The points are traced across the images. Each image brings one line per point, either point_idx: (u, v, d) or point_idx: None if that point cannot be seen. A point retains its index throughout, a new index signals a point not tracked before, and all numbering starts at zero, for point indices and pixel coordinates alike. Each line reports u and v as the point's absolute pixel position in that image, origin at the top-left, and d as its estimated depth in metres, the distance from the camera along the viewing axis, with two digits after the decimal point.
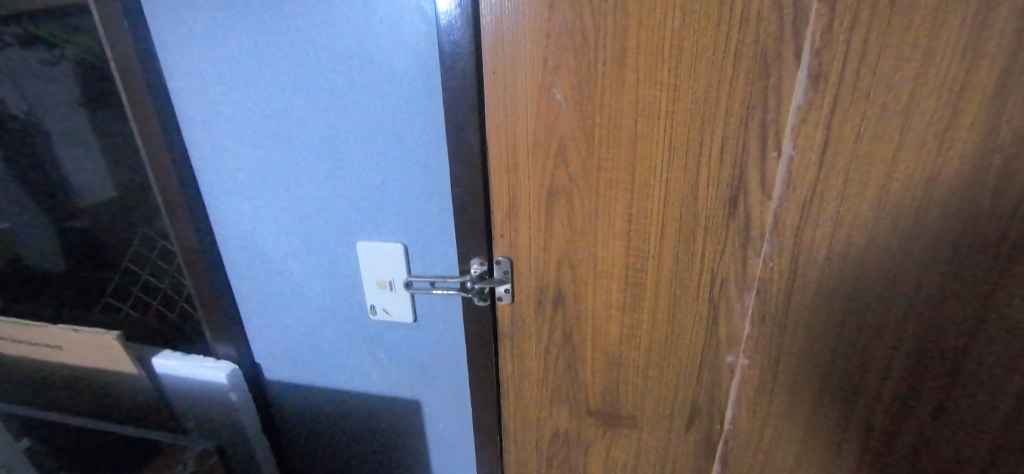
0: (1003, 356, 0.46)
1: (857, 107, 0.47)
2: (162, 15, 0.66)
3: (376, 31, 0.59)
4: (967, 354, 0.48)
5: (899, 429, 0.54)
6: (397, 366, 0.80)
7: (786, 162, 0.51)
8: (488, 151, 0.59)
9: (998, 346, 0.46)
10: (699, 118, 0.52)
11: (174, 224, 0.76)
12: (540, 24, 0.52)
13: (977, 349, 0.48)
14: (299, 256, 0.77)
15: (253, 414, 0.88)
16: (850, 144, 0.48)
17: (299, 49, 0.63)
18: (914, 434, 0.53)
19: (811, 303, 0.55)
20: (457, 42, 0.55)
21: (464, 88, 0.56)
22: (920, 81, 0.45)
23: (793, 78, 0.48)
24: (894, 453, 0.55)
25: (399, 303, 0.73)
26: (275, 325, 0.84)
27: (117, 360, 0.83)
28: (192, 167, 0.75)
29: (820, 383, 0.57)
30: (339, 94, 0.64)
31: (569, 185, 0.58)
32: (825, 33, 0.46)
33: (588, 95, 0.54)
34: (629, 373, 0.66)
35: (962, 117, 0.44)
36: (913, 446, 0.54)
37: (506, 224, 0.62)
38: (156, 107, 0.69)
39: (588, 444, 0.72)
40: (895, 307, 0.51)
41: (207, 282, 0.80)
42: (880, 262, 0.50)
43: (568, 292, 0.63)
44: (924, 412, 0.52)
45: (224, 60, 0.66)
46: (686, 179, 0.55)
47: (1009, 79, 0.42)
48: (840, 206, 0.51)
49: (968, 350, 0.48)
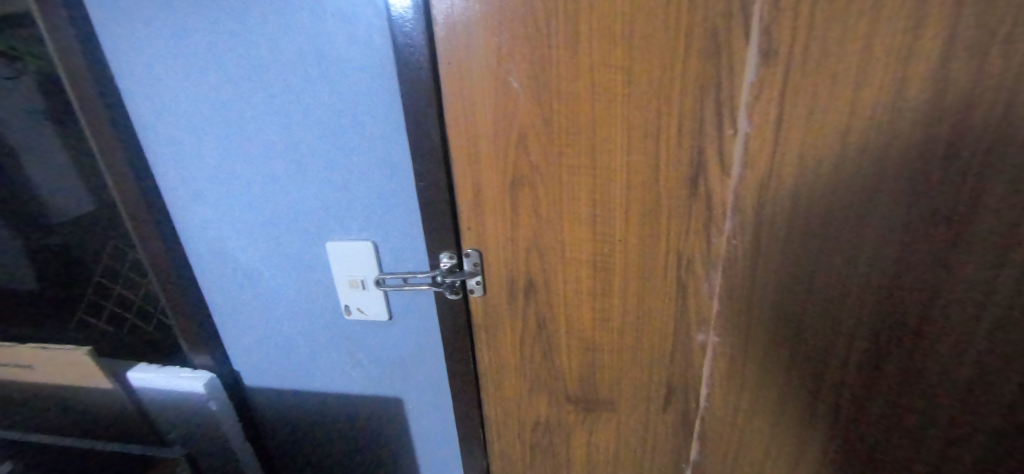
0: (959, 310, 0.48)
1: (808, 82, 0.48)
2: (108, 20, 0.64)
3: (329, 28, 0.58)
4: (927, 315, 0.50)
5: (868, 394, 0.55)
6: (376, 364, 0.80)
7: (742, 139, 0.52)
8: (449, 143, 0.58)
9: (952, 300, 0.48)
10: (655, 102, 0.52)
11: (141, 234, 0.74)
12: (491, 12, 0.51)
13: (936, 307, 0.49)
14: (268, 259, 0.75)
15: (235, 421, 0.87)
16: (803, 117, 0.49)
17: (254, 48, 0.61)
18: (883, 398, 0.55)
19: (776, 277, 0.56)
20: (410, 34, 0.54)
21: (419, 82, 0.55)
22: (865, 54, 0.46)
23: (743, 56, 0.49)
24: (865, 416, 0.57)
25: (373, 302, 0.73)
26: (248, 331, 0.83)
27: (91, 377, 0.82)
28: (150, 176, 0.73)
29: (791, 355, 0.58)
30: (297, 95, 0.63)
31: (534, 174, 0.58)
32: (772, 10, 0.46)
33: (545, 83, 0.53)
34: (604, 357, 0.66)
35: (907, 87, 0.45)
36: (883, 409, 0.55)
37: (472, 216, 0.62)
38: (105, 115, 0.67)
39: (568, 430, 0.73)
40: (856, 275, 0.52)
41: (176, 292, 0.79)
42: (838, 234, 0.52)
43: (539, 281, 0.63)
44: (892, 374, 0.54)
45: (177, 65, 0.64)
46: (647, 162, 0.55)
47: (950, 49, 0.43)
48: (797, 180, 0.51)
49: (928, 310, 0.50)
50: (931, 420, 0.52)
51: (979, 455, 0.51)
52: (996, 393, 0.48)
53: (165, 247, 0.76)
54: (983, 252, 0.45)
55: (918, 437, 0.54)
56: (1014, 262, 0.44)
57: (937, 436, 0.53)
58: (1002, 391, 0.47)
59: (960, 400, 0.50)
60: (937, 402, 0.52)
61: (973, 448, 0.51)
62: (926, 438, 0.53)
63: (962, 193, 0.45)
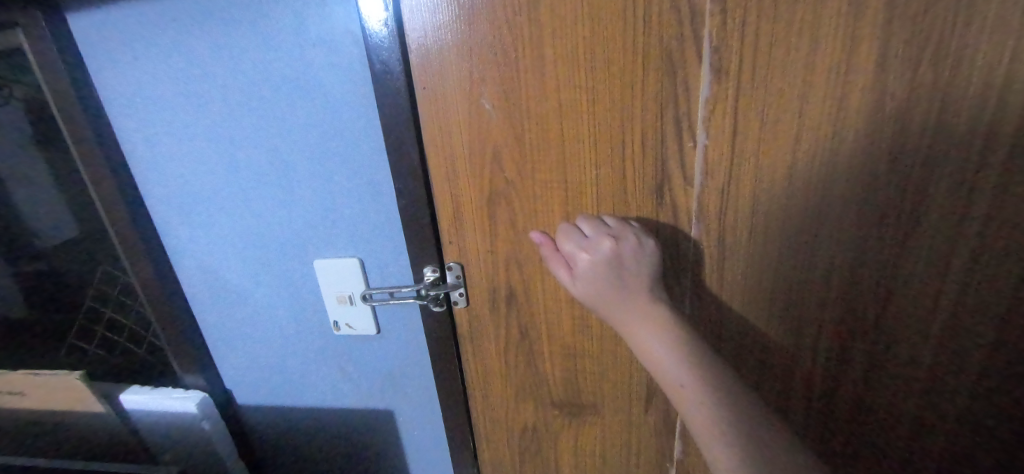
0: (915, 293, 0.53)
1: (758, 96, 0.52)
2: (98, 53, 0.67)
3: (311, 56, 0.61)
4: (886, 303, 0.54)
5: (838, 381, 0.59)
6: (365, 378, 0.82)
7: (701, 150, 0.55)
8: (428, 163, 0.61)
9: (907, 287, 0.53)
10: (619, 117, 0.55)
11: (130, 259, 0.76)
12: (464, 39, 0.55)
13: (894, 295, 0.54)
14: (257, 278, 0.78)
15: (228, 440, 0.88)
16: (756, 129, 0.53)
17: (241, 77, 0.64)
18: (851, 384, 0.58)
19: (742, 278, 0.59)
20: (387, 61, 0.56)
21: (397, 105, 0.58)
22: (808, 69, 0.49)
23: (698, 73, 0.52)
24: (835, 402, 0.60)
25: (360, 317, 0.75)
26: (240, 350, 0.85)
27: (82, 400, 0.85)
28: (140, 201, 0.75)
29: (761, 351, 0.61)
30: (282, 119, 0.65)
31: (510, 189, 0.60)
32: (721, 31, 0.50)
33: (516, 103, 0.56)
34: (585, 361, 0.69)
35: (848, 99, 0.49)
36: (853, 394, 0.59)
37: (453, 231, 0.64)
38: (96, 143, 0.69)
39: (555, 434, 0.75)
40: (817, 273, 0.56)
41: (166, 314, 0.80)
42: (796, 235, 0.55)
43: (519, 291, 0.66)
44: (858, 361, 0.57)
45: (167, 94, 0.67)
46: (614, 174, 0.58)
47: (884, 64, 0.47)
48: (755, 186, 0.55)
49: (886, 299, 0.54)
50: (895, 396, 0.57)
51: (936, 419, 0.56)
52: (947, 367, 0.54)
53: (156, 269, 0.78)
54: (931, 243, 0.51)
55: (886, 414, 0.58)
56: (960, 248, 0.50)
57: (902, 410, 0.57)
58: (952, 359, 0.53)
59: (921, 373, 0.55)
60: (900, 380, 0.56)
61: (933, 419, 0.57)
62: (892, 413, 0.58)
63: (907, 193, 0.50)
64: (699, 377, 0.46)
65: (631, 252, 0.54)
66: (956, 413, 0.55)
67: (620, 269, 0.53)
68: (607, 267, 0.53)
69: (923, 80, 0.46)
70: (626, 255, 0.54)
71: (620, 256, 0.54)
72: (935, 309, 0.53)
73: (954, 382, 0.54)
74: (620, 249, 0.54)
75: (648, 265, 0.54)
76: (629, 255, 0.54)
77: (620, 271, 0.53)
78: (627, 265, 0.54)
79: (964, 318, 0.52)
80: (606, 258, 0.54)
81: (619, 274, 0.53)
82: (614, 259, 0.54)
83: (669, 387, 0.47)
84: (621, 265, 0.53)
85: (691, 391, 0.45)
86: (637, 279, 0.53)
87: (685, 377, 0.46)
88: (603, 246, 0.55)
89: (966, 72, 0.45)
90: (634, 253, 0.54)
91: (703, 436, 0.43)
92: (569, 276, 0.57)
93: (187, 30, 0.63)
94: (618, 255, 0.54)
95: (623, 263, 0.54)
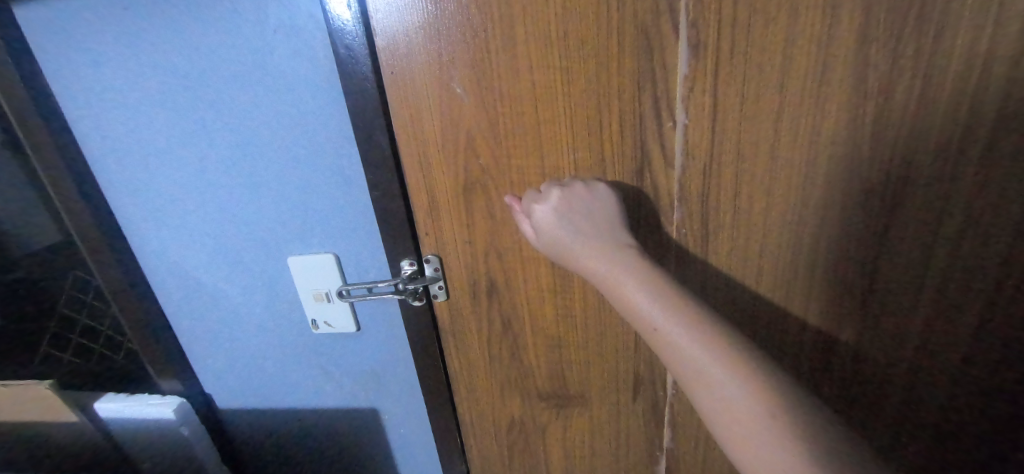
0: (904, 266, 0.51)
1: (737, 73, 0.50)
2: (46, 45, 0.62)
3: (272, 42, 0.58)
4: (874, 279, 0.53)
5: (829, 357, 0.58)
6: (348, 376, 0.80)
7: (682, 130, 0.53)
8: (400, 152, 0.59)
9: (897, 261, 0.52)
10: (596, 99, 0.53)
11: (96, 262, 0.72)
12: (430, 20, 0.52)
13: (882, 271, 0.52)
14: (230, 277, 0.75)
15: (209, 445, 0.87)
16: (737, 106, 0.51)
17: (200, 67, 0.61)
18: (841, 360, 0.58)
19: (726, 260, 0.58)
20: (352, 46, 0.53)
21: (365, 93, 0.55)
22: (788, 42, 0.47)
23: (675, 49, 0.50)
24: (825, 379, 0.59)
25: (339, 314, 0.73)
26: (217, 353, 0.82)
27: (55, 411, 0.82)
28: (102, 202, 0.72)
29: (749, 333, 0.60)
30: (245, 109, 0.62)
31: (485, 177, 0.58)
32: (698, 4, 0.48)
33: (488, 86, 0.54)
34: (571, 352, 0.67)
35: (830, 71, 0.47)
36: (844, 369, 0.58)
37: (429, 223, 0.62)
38: (51, 141, 0.66)
39: (543, 427, 0.73)
40: (802, 252, 0.54)
41: (136, 318, 0.77)
42: (779, 214, 0.54)
43: (500, 282, 0.64)
44: (847, 335, 0.56)
45: (124, 86, 0.64)
46: (594, 158, 0.56)
47: (866, 34, 0.45)
48: (737, 165, 0.53)
49: (875, 275, 0.53)
50: (889, 370, 0.56)
51: (931, 393, 0.55)
52: (939, 340, 0.53)
53: (124, 272, 0.75)
54: (920, 216, 0.49)
55: (878, 389, 0.57)
56: (949, 219, 0.48)
57: (896, 386, 0.56)
58: (942, 330, 0.52)
59: (913, 346, 0.54)
60: (893, 353, 0.55)
61: (930, 392, 0.55)
62: (886, 388, 0.57)
63: (894, 167, 0.48)
64: (665, 311, 0.42)
65: (581, 198, 0.53)
66: (953, 387, 0.54)
67: (574, 217, 0.51)
68: (560, 218, 0.51)
69: (906, 50, 0.45)
70: (577, 202, 0.52)
71: (573, 204, 0.52)
72: (924, 281, 0.51)
73: (947, 353, 0.53)
74: (570, 196, 0.53)
75: (603, 208, 0.52)
76: (579, 201, 0.52)
77: (573, 219, 0.51)
78: (579, 211, 0.52)
79: (952, 294, 0.51)
80: (559, 208, 0.52)
81: (574, 220, 0.51)
82: (567, 206, 0.52)
83: (640, 327, 0.44)
84: (573, 213, 0.52)
85: (660, 325, 0.42)
86: (590, 223, 0.51)
87: (652, 314, 0.43)
88: (553, 196, 0.53)
89: (948, 42, 0.44)
90: (586, 199, 0.53)
91: (685, 371, 0.41)
92: (532, 232, 0.55)
93: (140, 17, 0.60)
94: (569, 203, 0.52)
95: (575, 210, 0.52)
